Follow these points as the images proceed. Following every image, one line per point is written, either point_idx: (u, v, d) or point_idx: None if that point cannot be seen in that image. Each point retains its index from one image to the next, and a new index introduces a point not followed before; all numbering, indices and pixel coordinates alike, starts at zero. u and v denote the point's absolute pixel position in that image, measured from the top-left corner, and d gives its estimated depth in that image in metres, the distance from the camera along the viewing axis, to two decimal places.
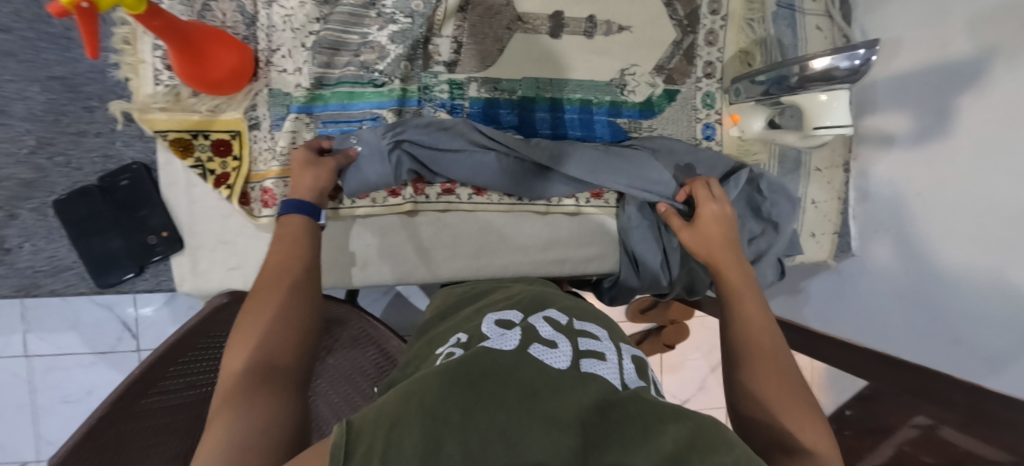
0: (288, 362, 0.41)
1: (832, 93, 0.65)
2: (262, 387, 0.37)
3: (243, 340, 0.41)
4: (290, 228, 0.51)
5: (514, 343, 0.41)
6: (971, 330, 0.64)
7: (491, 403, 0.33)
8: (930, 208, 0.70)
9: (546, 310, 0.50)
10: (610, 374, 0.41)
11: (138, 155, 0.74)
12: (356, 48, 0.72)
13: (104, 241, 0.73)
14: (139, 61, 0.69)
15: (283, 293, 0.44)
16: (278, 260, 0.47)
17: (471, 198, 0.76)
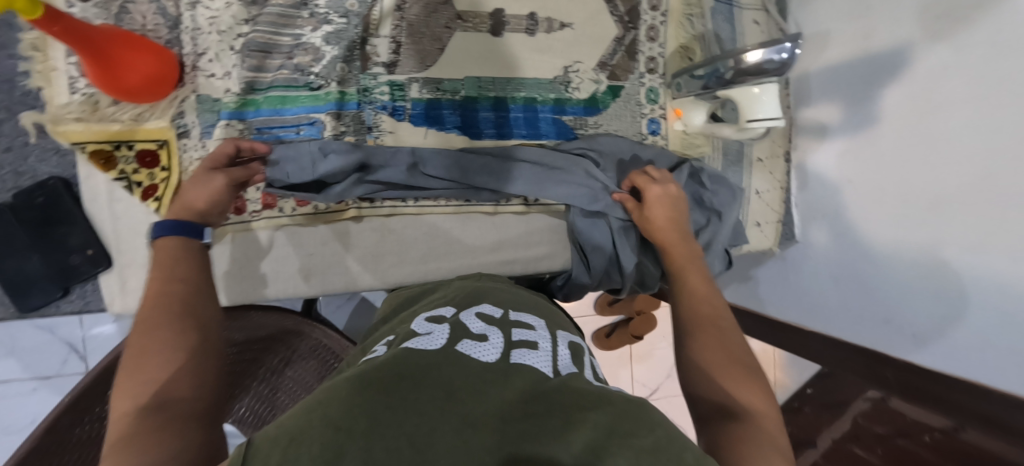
0: (188, 395, 0.38)
1: (763, 86, 0.67)
2: (160, 422, 0.34)
3: (133, 376, 0.37)
4: (165, 251, 0.48)
5: (441, 343, 0.40)
6: (902, 307, 0.68)
7: (406, 407, 0.32)
8: (862, 190, 0.73)
9: (481, 304, 0.49)
10: (541, 362, 0.40)
11: (54, 169, 0.70)
12: (288, 50, 0.69)
13: (21, 263, 0.68)
14: (50, 68, 0.64)
15: (170, 324, 0.42)
16: (158, 288, 0.44)
17: (417, 201, 0.74)
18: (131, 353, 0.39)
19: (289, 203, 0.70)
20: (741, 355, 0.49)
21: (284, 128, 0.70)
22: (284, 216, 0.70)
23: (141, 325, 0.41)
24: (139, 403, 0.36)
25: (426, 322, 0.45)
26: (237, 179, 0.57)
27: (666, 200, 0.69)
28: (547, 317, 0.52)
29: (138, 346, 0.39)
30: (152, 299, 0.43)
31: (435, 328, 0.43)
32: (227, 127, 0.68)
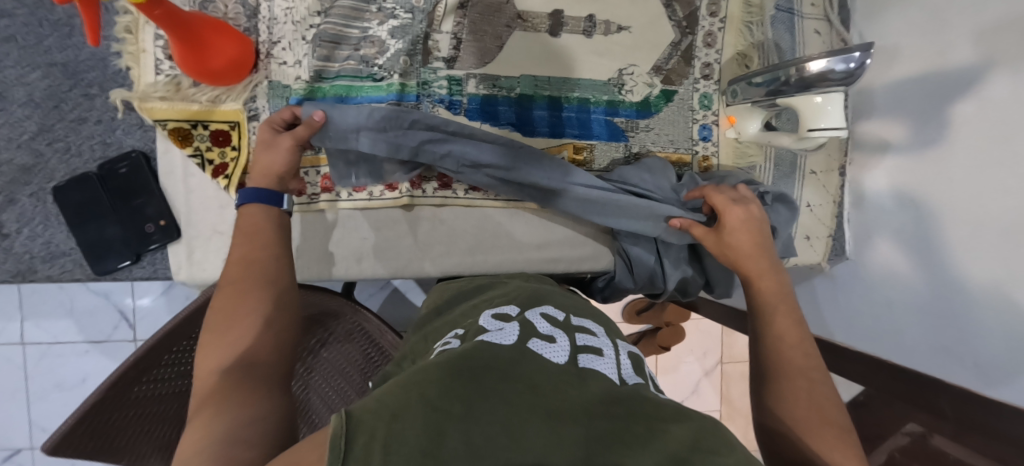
0: (266, 358, 0.43)
1: (828, 95, 0.65)
2: (244, 381, 0.39)
3: (219, 339, 0.43)
4: (255, 219, 0.52)
5: (515, 337, 0.42)
6: (966, 337, 0.64)
7: (491, 397, 0.33)
8: (928, 214, 0.71)
9: (542, 306, 0.51)
10: (607, 369, 0.42)
11: (136, 143, 0.74)
12: (356, 42, 0.73)
13: (102, 228, 0.74)
14: (140, 50, 0.70)
15: (251, 290, 0.46)
16: (244, 254, 0.49)
17: (468, 193, 0.76)
18: (218, 318, 0.44)
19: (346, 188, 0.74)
20: (827, 409, 0.48)
21: None
22: (341, 200, 0.74)
23: (231, 290, 0.46)
24: (225, 362, 0.41)
25: (493, 320, 0.46)
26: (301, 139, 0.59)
27: (745, 226, 0.65)
28: (604, 323, 0.52)
29: (223, 313, 0.44)
30: (243, 262, 0.48)
31: (504, 325, 0.45)
32: None
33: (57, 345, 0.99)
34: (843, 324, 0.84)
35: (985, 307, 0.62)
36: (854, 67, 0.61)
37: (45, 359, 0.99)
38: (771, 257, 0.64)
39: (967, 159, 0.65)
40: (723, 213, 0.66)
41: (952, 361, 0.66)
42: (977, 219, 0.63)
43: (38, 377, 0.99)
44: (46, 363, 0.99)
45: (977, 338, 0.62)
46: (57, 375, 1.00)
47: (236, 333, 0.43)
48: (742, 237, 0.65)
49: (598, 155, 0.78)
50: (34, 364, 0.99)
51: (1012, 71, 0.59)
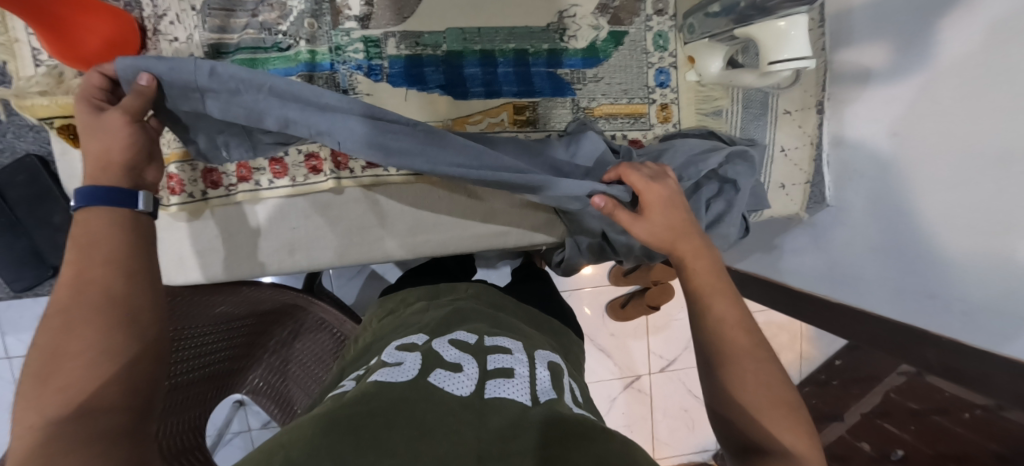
0: (112, 402, 0.34)
1: (791, 19, 0.55)
2: (77, 441, 0.31)
3: (48, 379, 0.33)
4: (91, 224, 0.39)
5: (412, 375, 0.37)
6: (949, 284, 0.59)
7: (369, 450, 0.29)
8: (910, 159, 0.63)
9: (454, 331, 0.45)
10: (519, 392, 0.37)
11: (31, 146, 0.68)
12: (253, 7, 0.64)
13: (10, 241, 0.68)
14: (13, 40, 0.63)
15: (92, 320, 0.35)
16: (78, 271, 0.37)
17: (401, 170, 0.69)
18: (43, 353, 0.34)
19: (266, 175, 0.67)
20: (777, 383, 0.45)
21: None
22: (263, 189, 0.67)
23: (57, 320, 0.35)
24: (56, 415, 0.32)
25: (397, 351, 0.41)
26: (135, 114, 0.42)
27: (665, 203, 0.55)
28: (524, 338, 0.48)
29: (50, 346, 0.34)
30: (75, 285, 0.37)
31: (406, 356, 0.40)
32: None
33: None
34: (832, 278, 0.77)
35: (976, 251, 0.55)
36: None
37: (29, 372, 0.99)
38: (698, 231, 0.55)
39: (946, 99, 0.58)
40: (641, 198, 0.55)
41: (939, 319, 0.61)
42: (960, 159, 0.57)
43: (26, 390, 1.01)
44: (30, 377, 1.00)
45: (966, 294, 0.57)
46: None
47: (69, 374, 0.33)
48: (669, 218, 0.54)
49: (542, 113, 0.70)
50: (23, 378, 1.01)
51: None
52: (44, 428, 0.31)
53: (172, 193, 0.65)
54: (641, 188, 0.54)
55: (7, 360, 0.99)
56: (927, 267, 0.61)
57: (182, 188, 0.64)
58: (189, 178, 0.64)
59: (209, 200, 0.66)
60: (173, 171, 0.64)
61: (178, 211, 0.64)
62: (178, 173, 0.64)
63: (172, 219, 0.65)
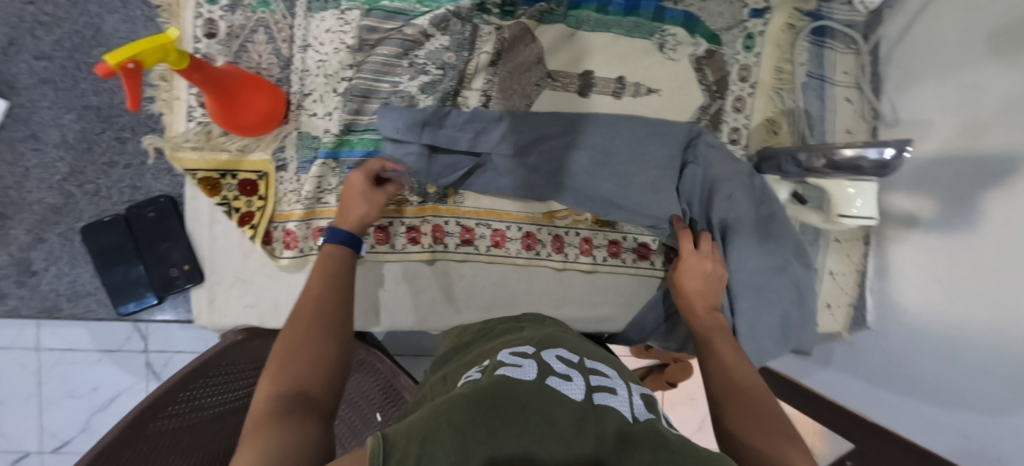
0: (314, 396, 0.46)
1: (857, 185, 0.64)
2: (303, 417, 0.42)
3: (283, 369, 0.48)
4: (329, 255, 0.61)
5: (532, 374, 0.42)
6: (978, 426, 0.67)
7: (513, 427, 0.35)
8: (922, 313, 0.75)
9: (557, 349, 0.51)
10: (622, 406, 0.41)
11: (164, 187, 0.75)
12: (386, 96, 0.72)
13: (127, 269, 0.74)
14: (174, 98, 0.71)
15: (312, 323, 0.53)
16: (313, 289, 0.57)
17: (489, 250, 0.76)
18: (283, 352, 0.50)
19: (369, 240, 0.74)
20: (771, 418, 0.49)
21: None
22: (366, 252, 0.74)
23: (292, 324, 0.53)
24: (279, 392, 0.45)
25: (512, 355, 0.48)
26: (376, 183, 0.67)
27: None
28: (618, 369, 0.53)
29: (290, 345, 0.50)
30: (311, 300, 0.56)
31: (522, 361, 0.46)
32: (323, 165, 0.71)
33: (68, 352, 0.91)
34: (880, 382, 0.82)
35: (994, 398, 0.64)
36: (889, 157, 0.59)
37: (59, 366, 0.92)
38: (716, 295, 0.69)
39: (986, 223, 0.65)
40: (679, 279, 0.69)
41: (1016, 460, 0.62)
42: (999, 261, 0.64)
43: (51, 383, 0.92)
44: (59, 371, 0.92)
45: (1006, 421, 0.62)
46: (70, 383, 0.93)
47: (303, 371, 0.48)
48: (697, 277, 0.69)
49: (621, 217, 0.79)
50: (46, 370, 0.92)
51: None
52: (269, 400, 0.44)
53: (286, 247, 0.73)
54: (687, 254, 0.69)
55: (36, 351, 0.91)
56: (960, 403, 0.69)
57: (295, 243, 0.72)
58: (305, 236, 0.72)
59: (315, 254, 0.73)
60: (292, 227, 0.72)
61: (289, 263, 0.72)
62: (296, 230, 0.72)
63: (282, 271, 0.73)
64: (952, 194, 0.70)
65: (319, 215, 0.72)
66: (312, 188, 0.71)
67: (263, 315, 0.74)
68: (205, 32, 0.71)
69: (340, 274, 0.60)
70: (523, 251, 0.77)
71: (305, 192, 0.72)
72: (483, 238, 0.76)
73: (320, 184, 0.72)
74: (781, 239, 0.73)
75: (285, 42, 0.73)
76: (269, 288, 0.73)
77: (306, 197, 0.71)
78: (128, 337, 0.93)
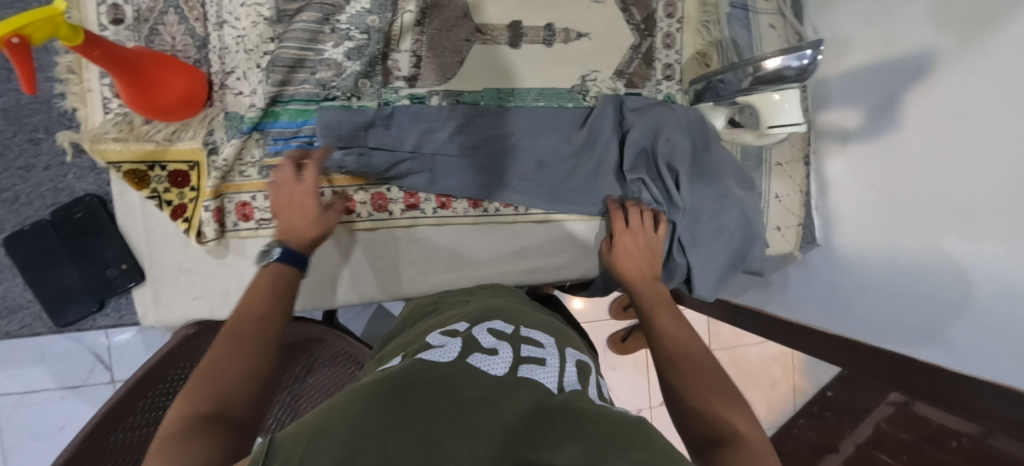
0: (239, 413, 0.43)
1: (784, 92, 0.66)
2: (210, 432, 0.39)
3: (191, 384, 0.44)
4: (271, 271, 0.57)
5: (452, 356, 0.43)
6: (925, 329, 0.70)
7: (416, 413, 0.34)
8: (863, 225, 0.78)
9: (495, 320, 0.53)
10: (547, 378, 0.43)
11: (90, 186, 0.72)
12: (313, 66, 0.71)
13: (60, 276, 0.70)
14: (85, 90, 0.67)
15: (254, 337, 0.50)
16: (250, 304, 0.53)
17: (437, 212, 0.75)
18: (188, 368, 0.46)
19: None
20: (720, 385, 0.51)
21: (299, 139, 0.72)
22: None
23: (230, 336, 0.49)
24: (198, 407, 0.41)
25: (441, 335, 0.49)
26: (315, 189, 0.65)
27: None
28: (557, 334, 0.54)
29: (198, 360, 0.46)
30: (256, 318, 0.51)
31: (448, 340, 0.47)
32: (245, 138, 0.70)
33: (30, 393, 0.88)
34: (830, 297, 0.85)
35: (942, 297, 0.67)
36: (808, 63, 0.61)
37: (19, 409, 0.88)
38: (656, 262, 0.71)
39: (916, 145, 0.69)
40: (615, 254, 0.71)
41: (960, 357, 0.67)
42: (930, 158, 0.67)
43: (10, 428, 0.88)
44: (20, 415, 0.88)
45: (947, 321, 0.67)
46: (34, 425, 0.89)
47: (221, 384, 0.44)
48: (635, 256, 0.70)
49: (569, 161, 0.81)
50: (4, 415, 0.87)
51: (952, 62, 0.64)
52: (185, 417, 0.40)
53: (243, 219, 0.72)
54: (619, 233, 0.71)
55: None
56: (902, 305, 0.73)
57: (219, 220, 0.70)
58: (261, 207, 0.72)
59: (240, 231, 0.72)
60: (247, 199, 0.72)
61: (214, 246, 0.70)
62: (252, 201, 0.71)
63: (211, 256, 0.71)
64: (885, 112, 0.73)
65: (239, 189, 0.71)
66: (229, 155, 0.68)
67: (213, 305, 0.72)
68: (111, 18, 0.68)
69: (260, 281, 0.56)
70: (471, 209, 0.76)
71: (219, 160, 0.69)
72: (428, 200, 0.75)
73: (240, 154, 0.70)
74: (716, 178, 0.76)
75: (199, 20, 0.70)
76: (215, 277, 0.72)
77: (219, 165, 0.68)
78: (91, 370, 0.90)
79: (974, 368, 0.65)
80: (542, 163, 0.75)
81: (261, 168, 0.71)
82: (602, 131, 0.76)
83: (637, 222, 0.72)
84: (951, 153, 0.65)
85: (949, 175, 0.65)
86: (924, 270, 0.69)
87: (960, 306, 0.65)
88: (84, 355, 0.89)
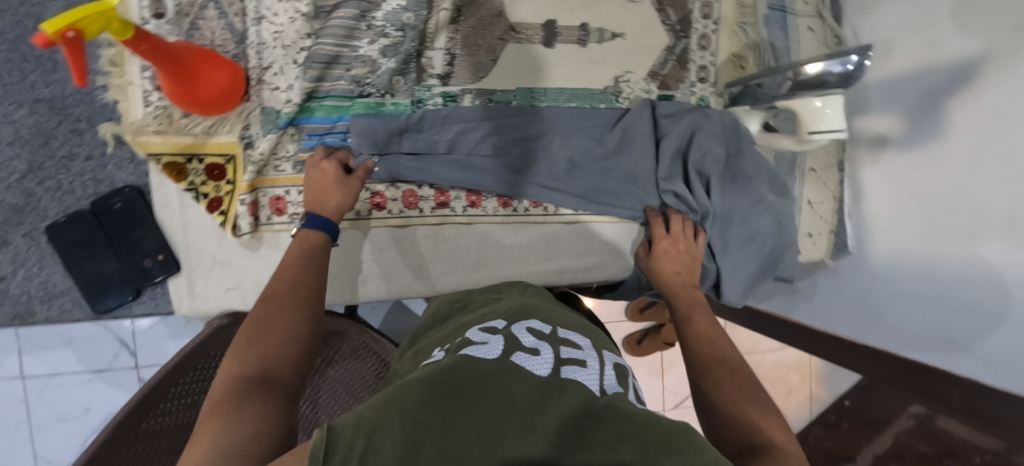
0: (283, 377, 0.47)
1: (827, 98, 0.64)
2: (268, 401, 0.42)
3: (252, 354, 0.47)
4: (308, 240, 0.60)
5: (496, 354, 0.42)
6: (961, 342, 0.69)
7: (467, 409, 0.34)
8: (897, 234, 0.77)
9: (530, 320, 0.52)
10: (589, 380, 0.42)
11: (129, 177, 0.73)
12: (348, 62, 0.71)
13: (98, 264, 0.71)
14: (127, 82, 0.69)
15: (292, 306, 0.53)
16: (288, 274, 0.56)
17: (467, 211, 0.75)
18: (246, 337, 0.49)
19: None
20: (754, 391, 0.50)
21: (333, 135, 0.73)
22: None
23: (270, 305, 0.52)
24: (245, 372, 0.45)
25: (482, 333, 0.50)
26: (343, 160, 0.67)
27: None
28: (592, 336, 0.53)
29: (254, 333, 0.49)
30: (293, 284, 0.55)
31: (489, 338, 0.47)
32: (282, 133, 0.71)
33: None
34: (860, 306, 0.84)
35: (981, 311, 0.66)
36: (852, 69, 0.61)
37: None
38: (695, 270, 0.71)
39: (958, 153, 0.67)
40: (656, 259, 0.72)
41: (997, 372, 0.66)
42: (970, 169, 0.66)
43: None
44: None
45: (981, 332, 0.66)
46: None
47: (265, 351, 0.48)
48: (673, 261, 0.71)
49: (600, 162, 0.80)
50: None
51: (1003, 68, 0.61)
52: (234, 379, 0.44)
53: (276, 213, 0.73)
54: (659, 237, 0.72)
55: None
56: (937, 316, 0.72)
57: (253, 214, 0.71)
58: (295, 202, 0.73)
59: (274, 225, 0.72)
60: (280, 193, 0.72)
61: (249, 238, 0.71)
62: (285, 195, 0.72)
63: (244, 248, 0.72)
64: (928, 117, 0.71)
65: (274, 183, 0.72)
66: (266, 150, 0.69)
67: (248, 298, 0.72)
68: (153, 12, 0.70)
69: (311, 263, 0.58)
70: (501, 208, 0.76)
71: (256, 154, 0.70)
72: (458, 199, 0.75)
73: (276, 148, 0.71)
74: (748, 184, 0.75)
75: (238, 15, 0.71)
76: (251, 268, 0.72)
77: (257, 159, 0.69)
78: None
79: (1012, 385, 0.64)
80: (574, 164, 0.75)
81: (294, 163, 0.72)
82: (637, 134, 0.75)
83: (677, 228, 0.72)
84: (996, 161, 0.63)
85: (989, 186, 0.63)
86: (961, 280, 0.68)
87: (997, 320, 0.64)
88: None
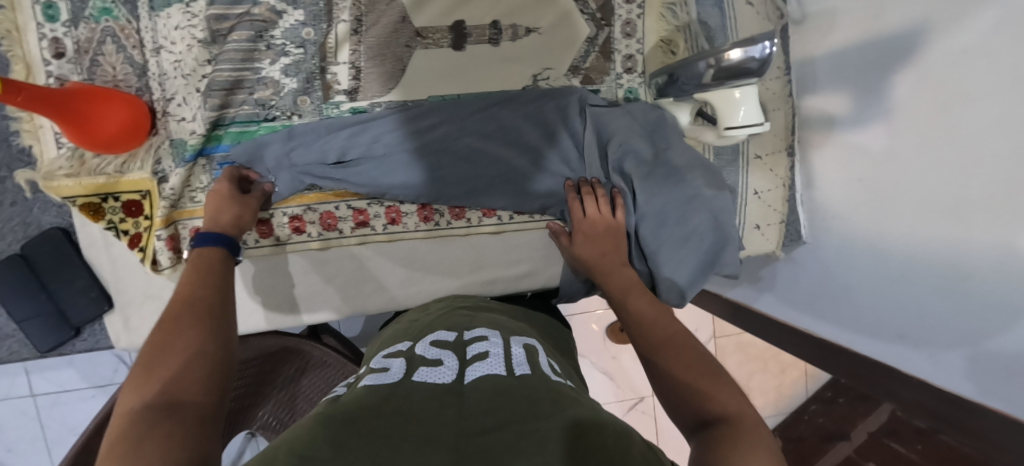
0: (189, 396, 0.41)
1: (744, 89, 0.61)
2: (172, 432, 0.37)
3: (146, 385, 0.41)
4: (204, 259, 0.56)
5: (397, 377, 0.42)
6: (916, 332, 0.64)
7: (364, 435, 0.34)
8: (849, 224, 0.71)
9: (436, 333, 0.53)
10: (488, 369, 0.43)
11: (55, 219, 0.74)
12: (251, 86, 0.69)
13: (37, 307, 0.73)
14: (37, 126, 0.68)
15: (193, 323, 0.48)
16: (188, 291, 0.51)
17: (387, 228, 0.74)
18: (138, 375, 0.43)
19: (252, 235, 0.71)
20: (708, 369, 0.48)
21: None
22: (249, 247, 0.71)
23: (167, 325, 0.47)
24: (145, 400, 0.40)
25: (381, 359, 0.49)
26: (235, 175, 0.66)
27: None
28: (501, 328, 0.55)
29: (150, 363, 0.43)
30: (184, 300, 0.50)
31: (389, 363, 0.46)
32: (191, 166, 0.70)
33: (63, 393, 0.94)
34: (818, 295, 0.79)
35: (933, 307, 0.61)
36: (770, 54, 0.56)
37: (57, 407, 0.94)
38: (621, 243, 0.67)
39: (903, 136, 0.62)
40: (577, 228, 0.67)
41: (947, 371, 0.62)
42: (915, 152, 0.61)
43: (53, 425, 0.95)
44: (58, 412, 0.95)
45: (931, 328, 0.62)
46: (73, 421, 0.96)
47: (168, 373, 0.42)
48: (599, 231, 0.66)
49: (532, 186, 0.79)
50: (45, 412, 0.95)
51: (945, 37, 0.55)
52: (132, 412, 0.39)
53: None
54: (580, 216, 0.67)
55: (32, 397, 0.93)
56: (888, 311, 0.68)
57: (174, 247, 0.71)
58: None
59: None
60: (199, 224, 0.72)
61: (171, 274, 0.71)
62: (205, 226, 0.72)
63: (172, 281, 0.73)
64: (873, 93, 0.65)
65: (192, 215, 0.72)
66: (178, 183, 0.69)
67: None
68: (53, 52, 0.69)
69: (207, 276, 0.54)
70: (423, 224, 0.75)
71: (168, 188, 0.69)
72: (378, 217, 0.74)
73: (190, 180, 0.71)
74: (680, 180, 0.70)
75: (136, 47, 0.69)
76: None
77: (168, 193, 0.69)
78: (116, 369, 0.96)
79: (958, 385, 0.60)
80: (494, 171, 0.72)
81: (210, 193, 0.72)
82: (554, 133, 0.72)
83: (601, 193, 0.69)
84: (940, 144, 0.58)
85: (934, 169, 0.58)
86: (910, 268, 0.63)
87: (954, 316, 0.59)
88: (109, 358, 0.95)
